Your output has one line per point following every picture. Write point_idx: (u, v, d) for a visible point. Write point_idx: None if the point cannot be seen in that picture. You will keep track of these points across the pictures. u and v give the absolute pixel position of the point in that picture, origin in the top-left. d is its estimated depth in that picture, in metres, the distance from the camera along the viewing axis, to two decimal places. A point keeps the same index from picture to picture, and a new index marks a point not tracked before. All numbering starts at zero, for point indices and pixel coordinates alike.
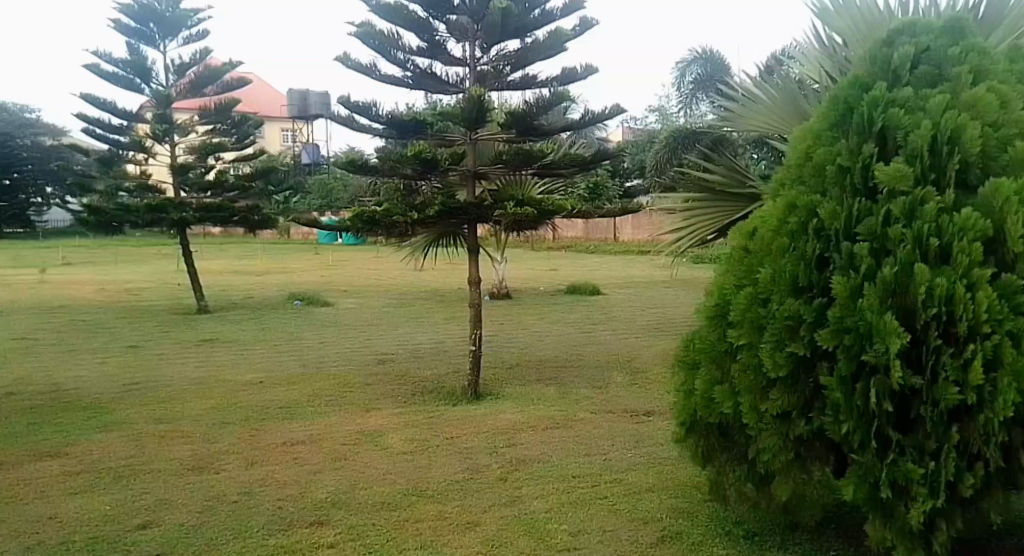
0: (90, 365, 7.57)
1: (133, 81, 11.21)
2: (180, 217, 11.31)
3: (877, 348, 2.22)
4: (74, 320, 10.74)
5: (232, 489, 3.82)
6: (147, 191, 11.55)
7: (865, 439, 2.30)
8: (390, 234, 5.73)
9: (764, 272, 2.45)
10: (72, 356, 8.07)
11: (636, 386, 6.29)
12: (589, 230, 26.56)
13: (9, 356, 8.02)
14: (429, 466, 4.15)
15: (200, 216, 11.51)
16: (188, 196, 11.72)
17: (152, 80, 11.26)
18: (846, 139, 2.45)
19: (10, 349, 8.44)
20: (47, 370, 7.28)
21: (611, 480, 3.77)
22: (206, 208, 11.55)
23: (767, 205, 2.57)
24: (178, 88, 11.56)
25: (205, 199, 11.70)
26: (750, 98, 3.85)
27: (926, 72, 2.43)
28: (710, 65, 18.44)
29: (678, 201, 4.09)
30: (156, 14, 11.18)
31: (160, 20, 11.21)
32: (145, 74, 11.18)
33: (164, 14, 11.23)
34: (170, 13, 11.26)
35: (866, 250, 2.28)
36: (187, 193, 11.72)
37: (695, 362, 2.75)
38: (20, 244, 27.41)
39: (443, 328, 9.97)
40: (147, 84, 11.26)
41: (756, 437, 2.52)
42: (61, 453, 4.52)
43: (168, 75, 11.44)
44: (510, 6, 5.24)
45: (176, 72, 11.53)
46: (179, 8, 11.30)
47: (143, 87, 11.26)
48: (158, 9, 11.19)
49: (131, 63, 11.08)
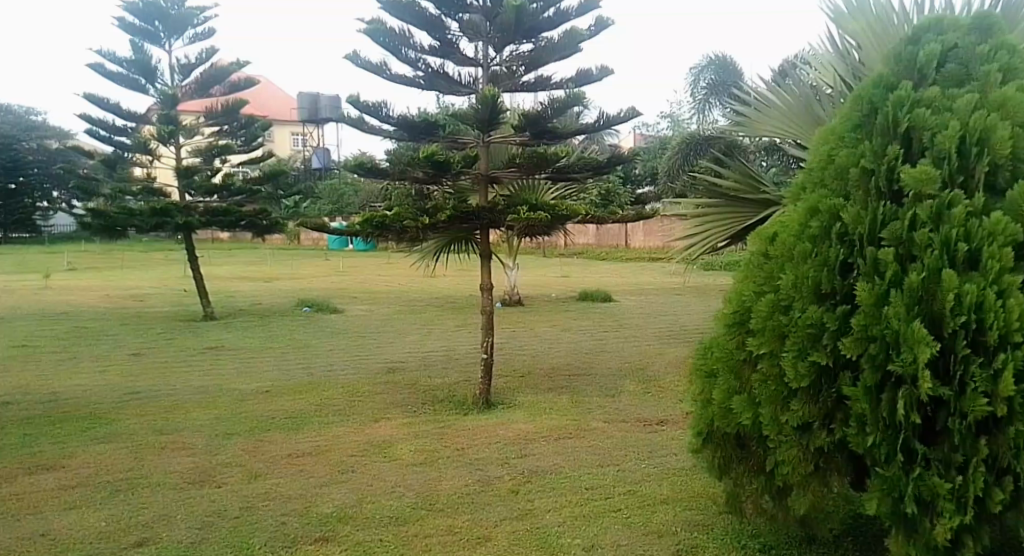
0: (91, 373, 7.56)
1: (137, 81, 11.26)
2: (186, 221, 11.28)
3: (903, 356, 2.12)
4: (81, 327, 10.74)
5: (233, 503, 3.75)
6: (152, 195, 11.42)
7: (890, 452, 2.19)
8: (401, 238, 5.66)
9: (785, 278, 2.35)
10: (75, 364, 8.07)
11: (650, 394, 6.21)
12: (602, 237, 26.47)
13: (11, 364, 8.04)
14: (439, 478, 4.08)
15: (206, 220, 11.55)
16: (191, 199, 11.67)
17: (157, 80, 11.30)
18: (871, 139, 2.36)
19: (15, 357, 8.46)
20: (49, 378, 7.29)
21: (624, 492, 3.69)
22: (212, 212, 11.60)
23: (787, 210, 2.48)
24: (184, 88, 11.59)
25: (212, 203, 11.67)
26: (764, 104, 3.76)
27: (952, 71, 2.35)
28: (723, 70, 18.29)
29: (689, 207, 4.02)
30: (161, 12, 11.20)
31: (165, 18, 11.22)
32: (149, 74, 11.23)
33: (170, 12, 11.27)
34: (175, 11, 11.29)
35: (891, 255, 2.19)
36: (191, 196, 11.68)
37: (712, 371, 2.65)
38: (27, 249, 27.73)
39: (452, 335, 9.91)
40: (151, 84, 11.31)
41: (775, 449, 2.42)
42: (59, 466, 4.48)
43: (174, 75, 11.48)
44: (523, 4, 5.17)
45: (182, 72, 11.55)
46: (185, 7, 11.35)
47: (148, 86, 11.31)
48: (164, 7, 11.21)
49: (135, 62, 11.13)
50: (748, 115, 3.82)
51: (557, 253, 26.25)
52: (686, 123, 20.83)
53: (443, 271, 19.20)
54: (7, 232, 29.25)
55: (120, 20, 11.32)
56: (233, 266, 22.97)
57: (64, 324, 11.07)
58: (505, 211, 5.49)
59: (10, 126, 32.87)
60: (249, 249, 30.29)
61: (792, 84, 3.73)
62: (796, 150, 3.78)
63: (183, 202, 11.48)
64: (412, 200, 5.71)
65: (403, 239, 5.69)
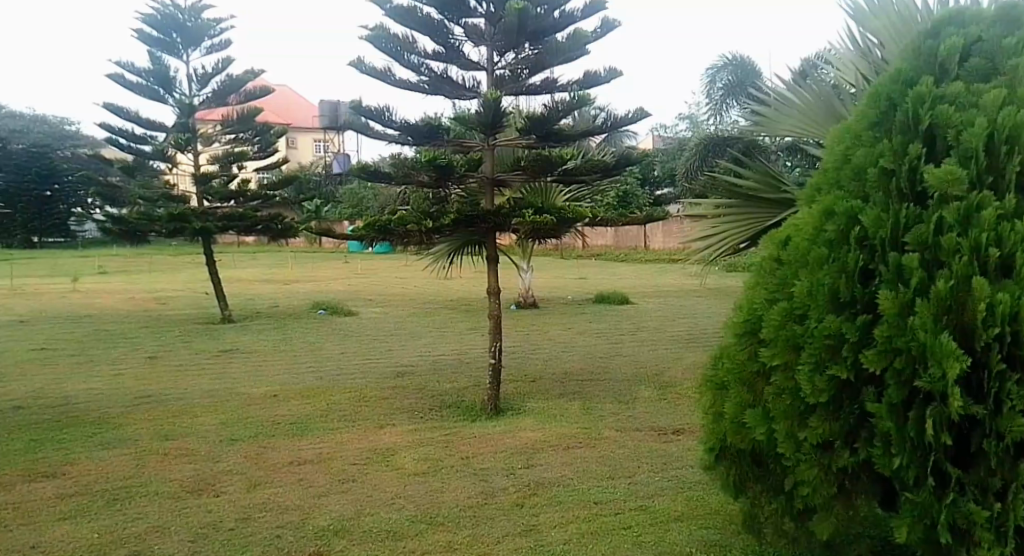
0: (107, 376, 7.53)
1: (155, 92, 11.25)
2: (203, 226, 11.22)
3: (931, 371, 1.96)
4: (96, 330, 10.71)
5: (229, 514, 3.64)
6: (172, 201, 11.44)
7: (920, 475, 2.04)
8: (407, 242, 5.55)
9: (799, 286, 2.21)
10: (91, 367, 8.01)
11: (665, 402, 6.06)
12: (620, 239, 26.30)
13: (25, 366, 8.03)
14: (441, 490, 3.95)
15: (224, 226, 11.50)
16: (210, 204, 11.64)
17: (175, 90, 11.27)
18: (890, 138, 2.22)
19: (30, 360, 8.42)
20: (63, 381, 7.25)
21: (636, 508, 3.56)
22: (229, 217, 11.55)
23: (802, 213, 2.34)
24: (202, 99, 11.52)
25: (230, 208, 11.67)
26: (783, 104, 3.65)
27: (977, 64, 2.21)
28: (742, 70, 18.01)
29: (709, 208, 3.88)
30: (178, 24, 11.12)
31: (181, 30, 11.13)
32: (167, 85, 11.23)
33: (186, 24, 11.17)
34: (191, 23, 11.19)
35: (916, 260, 2.03)
36: (210, 202, 11.64)
37: (724, 383, 2.51)
38: (54, 252, 28.15)
39: (467, 338, 9.79)
40: (169, 94, 11.29)
41: (794, 468, 2.27)
42: (60, 472, 4.38)
43: (192, 85, 11.42)
44: (526, 6, 5.04)
45: (199, 81, 11.49)
46: (200, 18, 11.25)
47: (166, 96, 11.29)
48: (180, 19, 11.13)
49: (153, 73, 11.13)
50: (766, 115, 3.70)
51: (574, 255, 26.11)
52: (703, 124, 20.59)
53: (458, 273, 19.19)
54: (42, 237, 29.93)
55: (138, 32, 11.29)
56: (252, 269, 23.03)
57: (75, 326, 11.06)
58: (511, 214, 5.36)
59: (44, 135, 33.36)
60: (269, 253, 30.36)
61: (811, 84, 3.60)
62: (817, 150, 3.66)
63: (200, 207, 11.46)
64: (426, 203, 5.62)
65: (410, 243, 5.58)
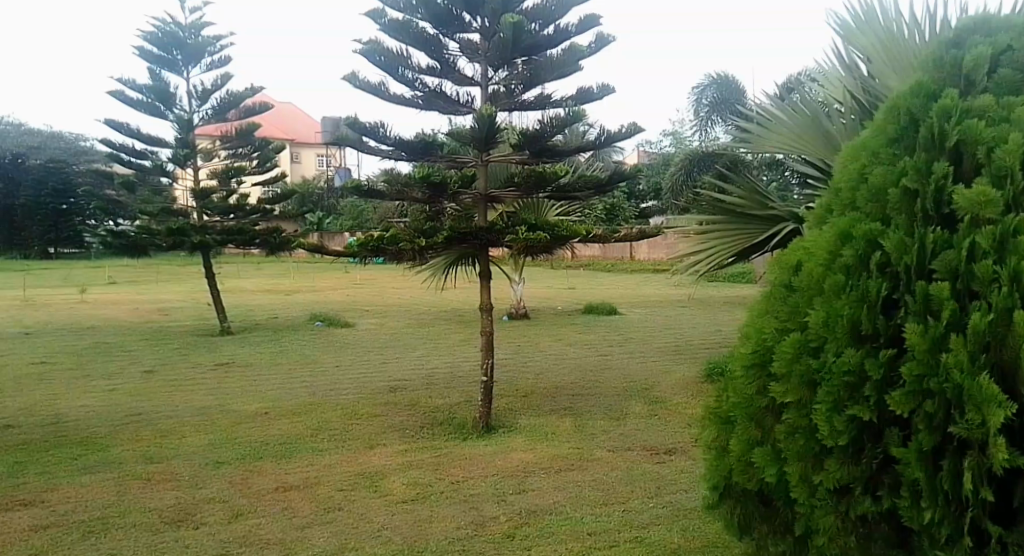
0: (101, 392, 7.32)
1: (156, 108, 11.03)
2: (203, 240, 11.03)
3: (969, 417, 1.77)
4: (91, 343, 10.50)
5: (208, 550, 3.44)
6: (172, 216, 11.32)
7: (953, 533, 1.85)
8: (399, 259, 5.34)
9: (813, 315, 2.00)
10: (84, 382, 7.81)
11: (656, 419, 5.88)
12: (608, 250, 26.18)
13: (17, 381, 7.82)
14: (430, 520, 3.74)
15: (222, 239, 11.27)
16: (209, 219, 11.46)
17: (175, 106, 11.09)
18: (912, 156, 2.03)
19: (25, 374, 8.20)
20: (57, 398, 7.02)
21: (630, 540, 3.38)
22: (229, 232, 11.31)
23: (813, 234, 2.14)
24: (202, 115, 11.37)
25: (228, 223, 11.45)
26: (769, 120, 3.94)
27: (1006, 76, 2.03)
28: (725, 89, 17.91)
29: (692, 223, 4.17)
30: (178, 40, 10.93)
31: (181, 46, 10.94)
32: (167, 100, 11.01)
33: (187, 41, 10.99)
34: (192, 40, 11.02)
35: (944, 290, 1.85)
36: (209, 217, 11.47)
37: (728, 417, 2.31)
38: (64, 264, 28.07)
39: (458, 352, 9.60)
40: (170, 110, 11.09)
41: (808, 515, 2.07)
42: (37, 500, 4.17)
43: (192, 101, 11.25)
44: (522, 20, 4.84)
45: (199, 98, 11.31)
46: (201, 35, 11.08)
47: (166, 112, 11.10)
48: (181, 36, 10.95)
49: (153, 89, 10.92)
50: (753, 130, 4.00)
51: (564, 265, 25.96)
52: (688, 139, 20.52)
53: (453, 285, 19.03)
54: (57, 248, 30.11)
55: (141, 49, 11.14)
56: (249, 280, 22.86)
57: (67, 339, 10.83)
58: (504, 231, 5.19)
59: (58, 149, 33.31)
60: (269, 263, 30.19)
61: (797, 99, 3.87)
62: (804, 167, 3.88)
63: (199, 222, 11.25)
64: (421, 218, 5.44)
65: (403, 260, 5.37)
